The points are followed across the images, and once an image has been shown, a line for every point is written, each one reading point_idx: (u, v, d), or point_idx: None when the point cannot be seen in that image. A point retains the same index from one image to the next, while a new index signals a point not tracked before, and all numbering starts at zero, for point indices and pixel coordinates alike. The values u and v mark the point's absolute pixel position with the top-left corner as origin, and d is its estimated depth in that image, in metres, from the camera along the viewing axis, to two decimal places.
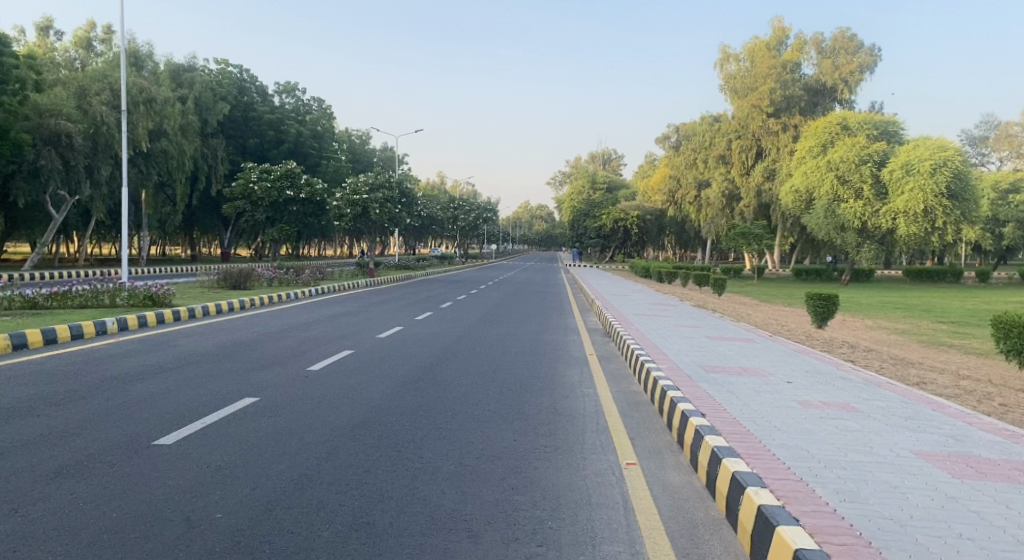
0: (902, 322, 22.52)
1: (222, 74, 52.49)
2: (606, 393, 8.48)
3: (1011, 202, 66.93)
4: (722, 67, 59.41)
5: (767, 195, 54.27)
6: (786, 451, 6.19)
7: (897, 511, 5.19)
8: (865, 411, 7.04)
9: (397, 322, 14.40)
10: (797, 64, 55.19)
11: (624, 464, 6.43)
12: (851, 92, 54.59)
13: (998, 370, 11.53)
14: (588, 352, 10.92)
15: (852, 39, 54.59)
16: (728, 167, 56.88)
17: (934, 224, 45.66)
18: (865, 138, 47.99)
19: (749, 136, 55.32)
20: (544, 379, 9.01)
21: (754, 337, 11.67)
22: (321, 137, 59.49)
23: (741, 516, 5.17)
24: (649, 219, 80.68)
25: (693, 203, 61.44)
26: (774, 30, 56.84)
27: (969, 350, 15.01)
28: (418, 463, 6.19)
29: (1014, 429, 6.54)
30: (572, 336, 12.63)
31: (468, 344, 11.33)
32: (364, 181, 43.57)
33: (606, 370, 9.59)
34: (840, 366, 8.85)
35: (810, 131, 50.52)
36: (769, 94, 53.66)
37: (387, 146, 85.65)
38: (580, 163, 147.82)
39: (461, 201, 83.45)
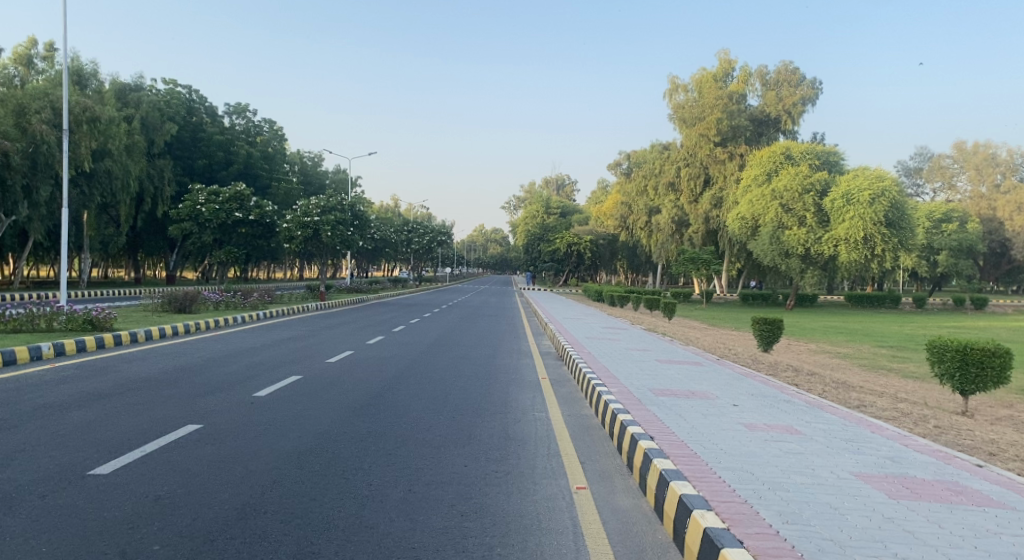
0: (843, 346, 23.12)
1: (171, 94, 51.27)
2: (558, 417, 8.48)
3: (944, 231, 70.20)
4: (671, 97, 60.51)
5: (715, 222, 55.47)
6: (731, 473, 6.30)
7: (837, 532, 5.32)
8: (808, 433, 7.16)
9: (347, 346, 14.20)
10: (743, 96, 56.94)
11: (575, 488, 6.45)
12: (794, 123, 56.48)
13: (932, 395, 11.89)
14: (540, 376, 10.93)
15: (795, 73, 56.56)
16: (678, 194, 58.07)
17: (873, 251, 47.35)
18: (807, 167, 49.57)
19: (697, 164, 56.70)
20: (496, 404, 8.97)
21: (703, 360, 11.86)
22: (272, 158, 59.05)
23: (687, 540, 5.24)
24: (602, 243, 81.90)
25: (643, 229, 61.97)
26: (721, 62, 58.72)
27: (905, 374, 15.51)
28: (366, 491, 6.10)
29: (949, 450, 6.74)
30: (525, 360, 12.62)
31: (420, 368, 11.27)
32: (315, 204, 41.95)
33: (559, 394, 9.61)
34: (786, 389, 9.02)
35: (755, 160, 51.87)
36: (716, 124, 54.90)
37: (339, 167, 84.74)
38: (534, 187, 149.12)
39: (415, 224, 83.27)
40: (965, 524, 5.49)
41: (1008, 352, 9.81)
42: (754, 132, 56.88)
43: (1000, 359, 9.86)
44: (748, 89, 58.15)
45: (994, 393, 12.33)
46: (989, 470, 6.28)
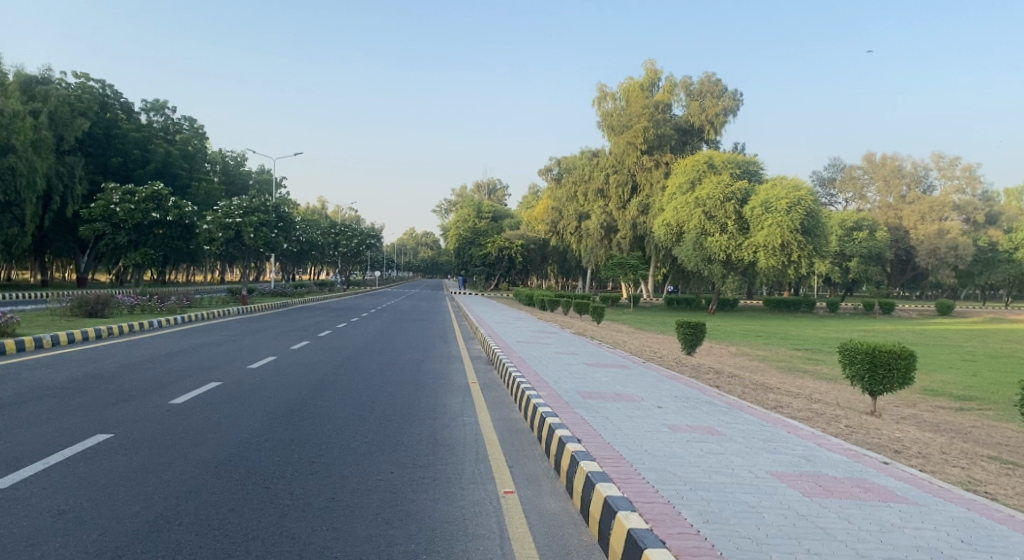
0: (762, 349, 24.00)
1: (82, 88, 48.67)
2: (487, 421, 8.47)
3: (855, 239, 74.18)
4: (600, 104, 61.75)
5: (642, 228, 56.70)
6: (655, 474, 6.42)
7: (755, 530, 5.50)
8: (728, 434, 7.36)
9: (270, 351, 13.80)
10: (667, 106, 58.50)
11: (503, 492, 6.44)
12: (717, 133, 58.49)
13: (843, 396, 12.43)
14: (469, 381, 10.89)
15: (717, 84, 58.67)
16: (606, 201, 59.26)
17: (790, 257, 49.44)
18: (728, 176, 51.26)
19: (625, 171, 58.26)
20: (425, 409, 8.92)
21: (628, 363, 12.09)
22: (193, 157, 57.27)
23: (612, 541, 5.32)
24: (533, 247, 82.84)
25: (573, 234, 62.82)
26: (648, 72, 60.26)
27: (819, 376, 16.20)
28: (288, 500, 5.93)
29: (859, 448, 7.05)
30: (455, 364, 12.58)
31: (348, 373, 11.10)
32: (237, 205, 42.29)
33: (488, 399, 9.59)
34: (707, 391, 9.27)
35: (680, 167, 53.63)
36: (643, 133, 56.31)
37: (264, 166, 82.13)
38: (465, 191, 148.86)
39: (342, 227, 81.94)
40: (872, 519, 5.77)
41: (912, 354, 10.38)
42: (679, 141, 58.68)
43: (905, 360, 10.41)
44: (673, 99, 59.76)
45: (898, 392, 13.02)
46: (895, 467, 6.62)
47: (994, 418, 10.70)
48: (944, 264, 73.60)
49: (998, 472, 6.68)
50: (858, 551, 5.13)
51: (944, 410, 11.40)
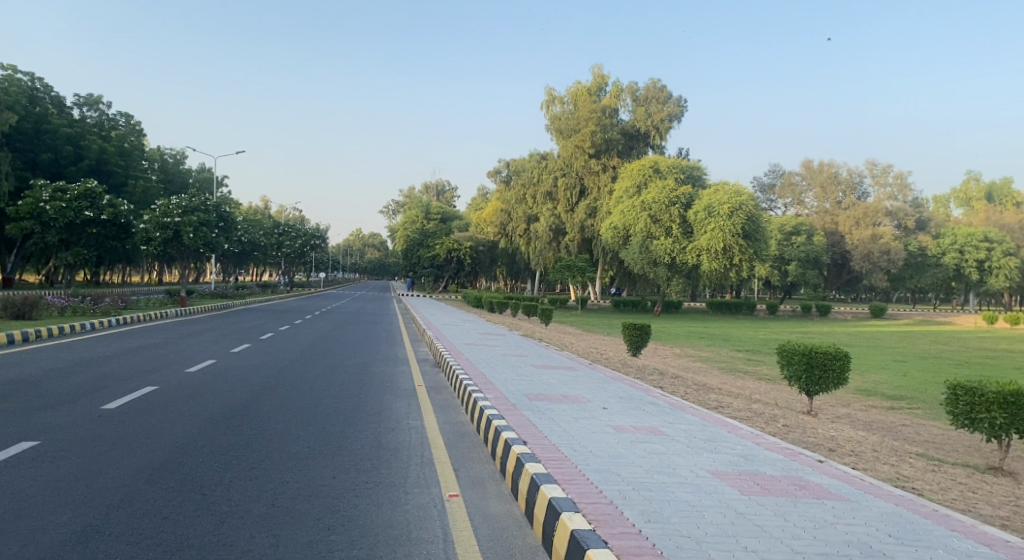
0: (705, 350, 24.59)
1: (9, 81, 46.52)
2: (433, 424, 8.42)
3: (793, 243, 76.37)
4: (549, 107, 62.08)
5: (590, 231, 57.76)
6: (600, 474, 6.49)
7: (694, 528, 5.61)
8: (670, 434, 7.48)
9: (210, 355, 13.44)
10: (615, 110, 59.09)
11: (447, 496, 6.41)
12: (662, 138, 59.77)
13: (782, 395, 12.79)
14: (417, 383, 10.82)
15: (661, 90, 59.39)
16: (555, 204, 59.18)
17: (732, 260, 51.26)
18: (673, 181, 52.53)
19: (573, 175, 58.59)
20: (369, 412, 8.82)
21: (576, 364, 12.20)
22: (129, 154, 55.68)
23: (555, 541, 5.36)
24: (482, 249, 83.50)
25: (522, 236, 61.99)
26: (595, 77, 60.98)
27: (758, 376, 16.66)
28: (226, 507, 5.78)
29: (795, 447, 7.25)
30: (402, 367, 12.49)
31: (291, 376, 10.91)
32: (176, 204, 40.14)
33: (435, 402, 9.55)
34: (651, 392, 9.41)
35: (626, 171, 53.82)
36: (591, 136, 56.84)
37: (206, 164, 79.95)
38: (414, 192, 148.02)
39: (287, 226, 80.62)
40: (806, 516, 5.94)
41: (846, 355, 10.72)
42: (626, 145, 59.74)
43: (840, 361, 10.76)
44: (620, 104, 60.60)
45: (833, 392, 13.47)
46: (828, 465, 6.83)
47: (920, 416, 11.18)
48: (878, 268, 75.39)
49: (924, 468, 6.97)
50: (793, 547, 5.29)
51: (875, 409, 11.85)
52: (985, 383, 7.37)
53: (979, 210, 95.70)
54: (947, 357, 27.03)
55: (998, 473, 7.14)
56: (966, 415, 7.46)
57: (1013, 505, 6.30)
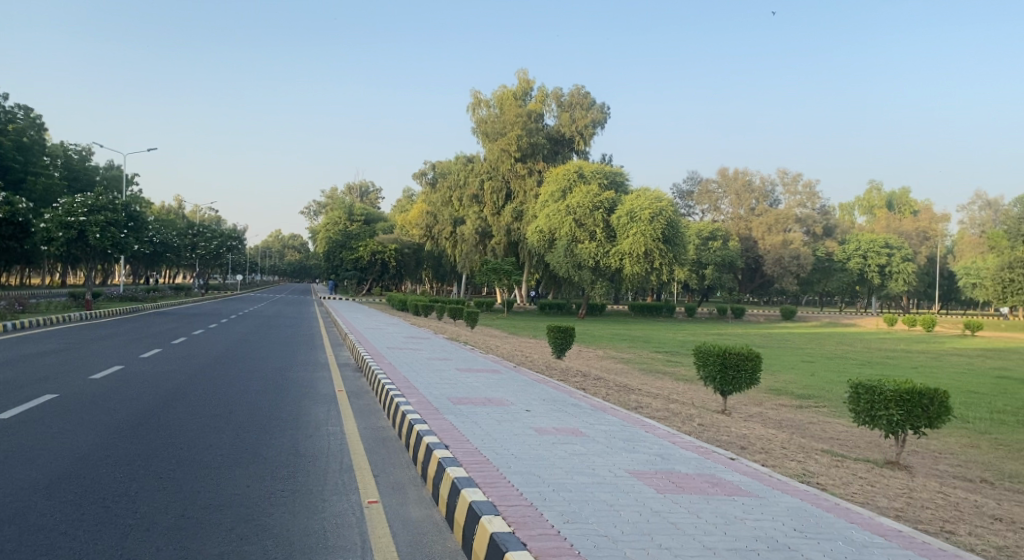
0: (627, 352, 25.19)
1: None
2: (353, 430, 8.30)
3: (710, 247, 78.98)
4: (475, 111, 62.39)
5: (516, 234, 57.90)
6: (520, 477, 6.51)
7: (611, 527, 5.71)
8: (591, 434, 7.61)
9: (116, 361, 12.79)
10: (540, 115, 60.44)
11: (366, 502, 6.29)
12: (586, 144, 61.31)
13: (697, 396, 13.20)
14: (337, 389, 10.64)
15: (585, 96, 61.43)
16: (482, 206, 59.03)
17: (653, 264, 52.77)
18: (596, 187, 53.82)
19: (499, 178, 58.91)
20: (285, 419, 8.62)
21: (500, 367, 12.26)
22: (27, 148, 52.71)
23: (474, 545, 5.37)
24: (407, 252, 83.18)
25: (448, 239, 61.16)
26: (520, 81, 61.71)
27: (677, 377, 17.19)
28: (131, 520, 5.53)
29: (708, 445, 7.48)
30: (322, 372, 12.20)
31: (205, 383, 10.55)
32: (81, 203, 38.22)
33: (356, 407, 9.40)
34: (573, 393, 9.54)
35: (552, 176, 55.27)
36: (517, 140, 57.57)
37: (114, 162, 75.85)
38: (336, 193, 145.16)
39: (200, 227, 77.66)
40: (718, 512, 6.13)
41: (757, 356, 11.14)
42: (551, 150, 60.88)
43: (752, 362, 11.16)
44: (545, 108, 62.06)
45: (746, 392, 13.97)
46: (740, 462, 7.07)
47: (825, 414, 11.75)
48: (787, 273, 79.59)
49: (829, 464, 7.30)
50: (704, 543, 5.45)
51: (785, 408, 12.37)
52: (882, 381, 7.81)
53: (880, 218, 101.72)
54: (850, 358, 28.56)
55: (894, 466, 7.57)
56: (866, 413, 7.86)
57: (908, 496, 6.68)
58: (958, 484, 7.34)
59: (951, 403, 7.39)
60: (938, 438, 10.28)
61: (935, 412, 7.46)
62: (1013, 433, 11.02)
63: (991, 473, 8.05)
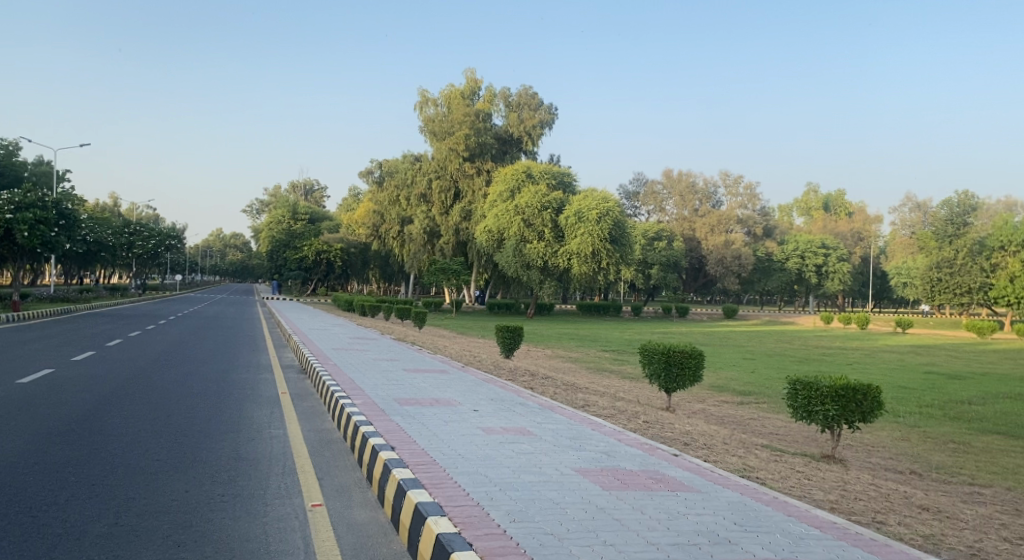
0: (575, 351, 25.44)
1: None
2: (296, 432, 8.16)
3: (656, 247, 80.41)
4: (421, 108, 62.24)
5: (464, 234, 57.81)
6: (467, 477, 6.49)
7: (557, 525, 5.74)
8: (538, 434, 7.64)
9: (45, 364, 12.25)
10: (488, 114, 60.54)
11: (310, 506, 6.17)
12: (534, 144, 61.77)
13: (642, 393, 13.41)
14: (280, 391, 10.41)
15: (534, 97, 61.66)
16: (429, 206, 58.97)
17: (601, 264, 53.42)
18: (544, 186, 54.32)
19: (447, 177, 58.76)
20: (226, 422, 8.42)
21: (448, 367, 12.21)
22: None
23: (420, 546, 5.33)
24: (353, 252, 82.37)
25: (396, 238, 61.33)
26: (468, 80, 61.76)
27: (624, 375, 17.44)
28: (59, 529, 5.30)
29: (652, 442, 7.60)
30: (265, 375, 11.94)
31: (142, 386, 10.23)
32: (7, 200, 36.55)
33: (300, 410, 9.23)
34: (521, 393, 9.59)
35: (500, 175, 55.63)
36: (464, 140, 57.51)
37: (43, 157, 72.45)
38: (280, 191, 142.11)
39: (138, 226, 75.18)
40: (661, 508, 6.23)
41: (701, 353, 11.39)
42: (499, 150, 61.07)
43: (696, 360, 11.40)
44: (493, 109, 61.94)
45: (690, 390, 14.27)
46: (683, 458, 7.21)
47: (765, 410, 12.07)
48: (729, 273, 81.86)
49: (768, 459, 7.50)
50: (647, 539, 5.53)
51: (727, 404, 12.67)
52: (820, 378, 8.06)
53: (818, 220, 105.37)
54: (789, 355, 29.47)
55: (830, 460, 7.82)
56: (804, 408, 8.11)
57: (842, 489, 6.91)
58: (889, 476, 7.64)
59: (882, 399, 7.70)
60: (871, 432, 10.67)
61: (868, 407, 7.75)
62: (940, 427, 11.52)
63: (920, 465, 8.40)
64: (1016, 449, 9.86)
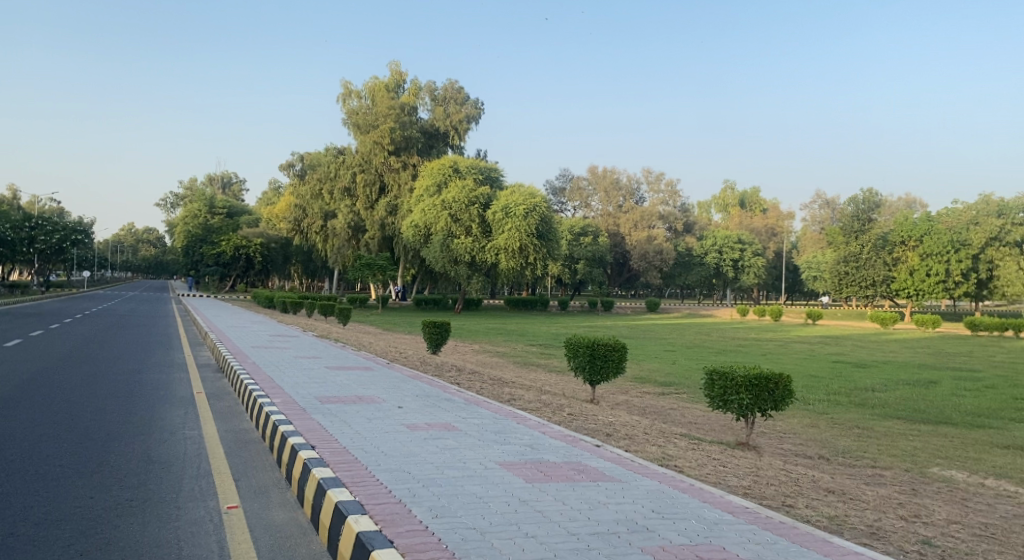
0: (502, 345, 25.58)
1: None
2: (212, 434, 7.91)
3: (582, 243, 81.62)
4: (345, 102, 61.38)
5: (390, 229, 57.12)
6: (389, 474, 6.43)
7: (479, 520, 5.76)
8: (462, 429, 7.67)
9: None
10: (413, 108, 60.12)
11: (225, 508, 5.99)
12: (461, 139, 61.82)
13: (567, 386, 13.62)
14: (195, 391, 10.06)
15: (460, 91, 61.94)
16: (354, 200, 58.28)
17: (528, 259, 53.88)
18: (471, 181, 54.44)
19: (373, 171, 58.00)
20: (136, 425, 8.09)
21: (373, 364, 12.09)
22: None
23: (340, 545, 5.24)
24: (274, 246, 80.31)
25: (318, 234, 60.13)
26: (393, 73, 61.21)
27: (550, 369, 17.66)
28: None
29: (575, 434, 7.74)
30: (179, 375, 11.52)
31: (46, 387, 9.74)
32: None
33: (216, 410, 8.96)
34: (447, 388, 9.59)
35: (427, 170, 55.43)
36: (389, 134, 56.92)
37: None
38: (197, 185, 137.37)
39: (39, 220, 71.13)
40: (583, 498, 6.34)
41: (624, 346, 11.64)
42: (426, 144, 60.64)
43: (618, 352, 11.66)
44: (419, 102, 61.70)
45: (614, 382, 14.56)
46: (604, 449, 7.37)
47: (684, 400, 12.43)
48: (651, 267, 83.77)
49: (687, 447, 7.74)
50: (568, 529, 5.62)
51: (648, 395, 12.99)
52: (735, 367, 8.37)
53: (734, 216, 109.05)
54: (707, 346, 30.53)
55: (745, 447, 8.13)
56: (721, 397, 8.38)
57: (755, 475, 7.21)
58: (800, 461, 8.00)
59: (793, 387, 8.06)
60: (782, 419, 11.16)
61: (781, 395, 8.09)
62: (846, 413, 12.16)
63: (827, 450, 8.84)
64: (913, 433, 10.50)
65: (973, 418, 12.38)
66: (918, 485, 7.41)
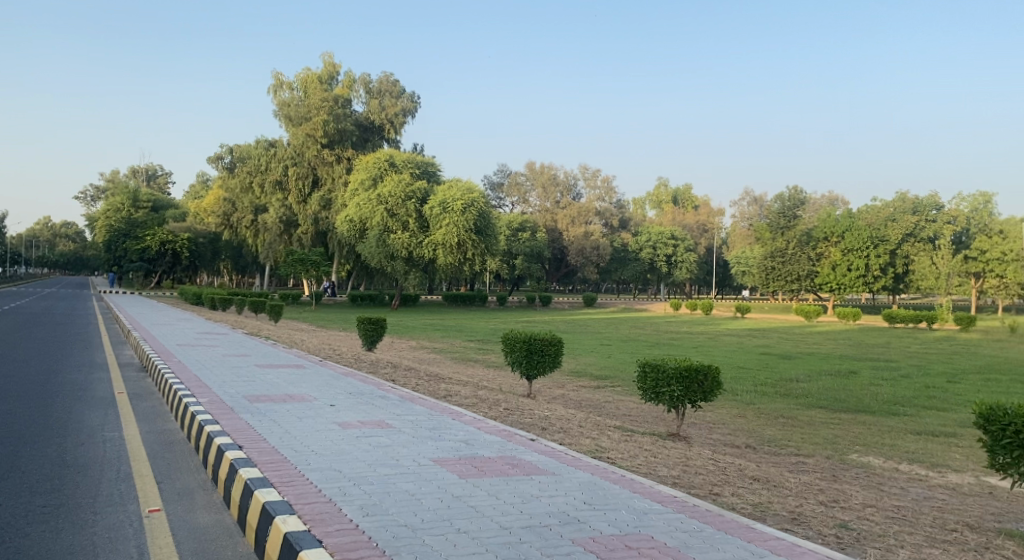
0: (440, 341, 25.51)
1: None
2: (134, 436, 7.65)
3: (519, 238, 81.98)
4: (275, 92, 59.48)
5: (323, 223, 56.23)
6: (319, 473, 6.34)
7: (411, 516, 5.74)
8: (396, 425, 7.65)
9: None
10: (347, 101, 59.25)
11: (147, 512, 5.80)
12: (397, 133, 61.13)
13: (504, 381, 13.68)
14: (117, 392, 9.71)
15: (395, 84, 61.23)
16: (285, 193, 57.24)
17: (465, 255, 54.04)
18: (408, 175, 54.05)
19: (305, 165, 56.89)
20: (50, 427, 7.75)
21: (305, 362, 11.90)
22: None
23: (266, 546, 5.15)
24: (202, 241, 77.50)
25: (249, 228, 59.06)
26: (326, 65, 60.06)
27: (487, 364, 17.70)
28: None
29: (510, 429, 7.81)
30: (99, 375, 11.08)
31: None
32: None
33: (139, 411, 8.68)
34: (381, 385, 9.54)
35: (362, 164, 54.64)
36: (322, 126, 55.85)
37: None
38: (120, 178, 131.67)
39: None
40: (515, 492, 6.39)
41: (559, 340, 11.78)
42: (360, 138, 59.87)
43: (554, 346, 11.79)
44: (353, 94, 60.82)
45: (550, 377, 14.70)
46: (538, 443, 7.44)
47: (618, 393, 12.65)
48: (588, 262, 85.13)
49: (619, 439, 7.90)
50: (499, 523, 5.67)
51: (583, 388, 13.16)
52: (667, 360, 8.56)
53: (667, 212, 110.87)
54: (641, 339, 31.18)
55: (676, 438, 8.34)
56: (653, 389, 8.58)
57: (684, 465, 7.40)
58: (728, 451, 8.25)
59: (720, 378, 8.33)
60: (713, 410, 11.49)
61: (709, 386, 8.34)
62: (771, 403, 12.60)
63: (754, 439, 9.15)
64: (834, 421, 10.95)
65: (888, 406, 13.02)
66: (838, 471, 7.74)
